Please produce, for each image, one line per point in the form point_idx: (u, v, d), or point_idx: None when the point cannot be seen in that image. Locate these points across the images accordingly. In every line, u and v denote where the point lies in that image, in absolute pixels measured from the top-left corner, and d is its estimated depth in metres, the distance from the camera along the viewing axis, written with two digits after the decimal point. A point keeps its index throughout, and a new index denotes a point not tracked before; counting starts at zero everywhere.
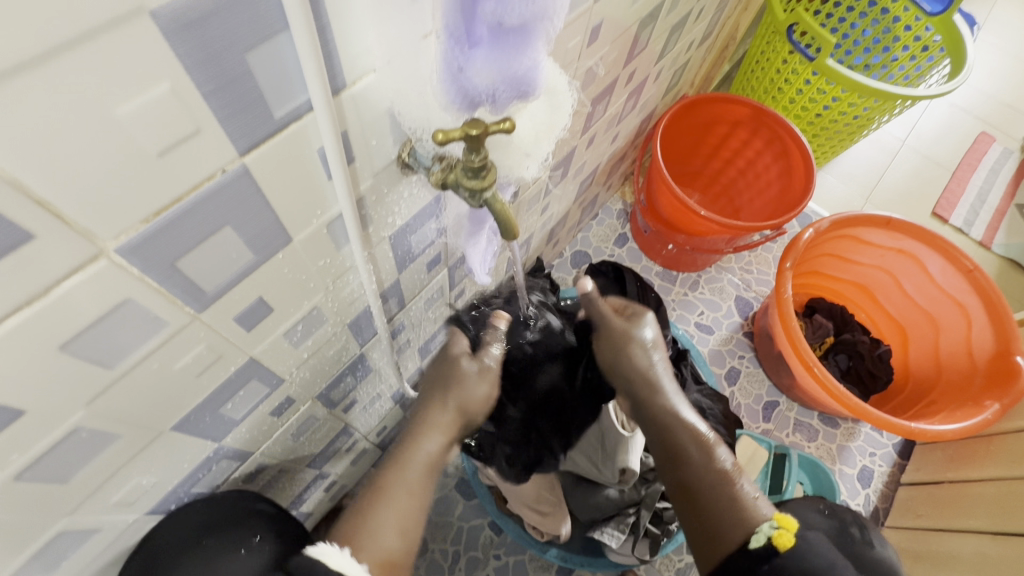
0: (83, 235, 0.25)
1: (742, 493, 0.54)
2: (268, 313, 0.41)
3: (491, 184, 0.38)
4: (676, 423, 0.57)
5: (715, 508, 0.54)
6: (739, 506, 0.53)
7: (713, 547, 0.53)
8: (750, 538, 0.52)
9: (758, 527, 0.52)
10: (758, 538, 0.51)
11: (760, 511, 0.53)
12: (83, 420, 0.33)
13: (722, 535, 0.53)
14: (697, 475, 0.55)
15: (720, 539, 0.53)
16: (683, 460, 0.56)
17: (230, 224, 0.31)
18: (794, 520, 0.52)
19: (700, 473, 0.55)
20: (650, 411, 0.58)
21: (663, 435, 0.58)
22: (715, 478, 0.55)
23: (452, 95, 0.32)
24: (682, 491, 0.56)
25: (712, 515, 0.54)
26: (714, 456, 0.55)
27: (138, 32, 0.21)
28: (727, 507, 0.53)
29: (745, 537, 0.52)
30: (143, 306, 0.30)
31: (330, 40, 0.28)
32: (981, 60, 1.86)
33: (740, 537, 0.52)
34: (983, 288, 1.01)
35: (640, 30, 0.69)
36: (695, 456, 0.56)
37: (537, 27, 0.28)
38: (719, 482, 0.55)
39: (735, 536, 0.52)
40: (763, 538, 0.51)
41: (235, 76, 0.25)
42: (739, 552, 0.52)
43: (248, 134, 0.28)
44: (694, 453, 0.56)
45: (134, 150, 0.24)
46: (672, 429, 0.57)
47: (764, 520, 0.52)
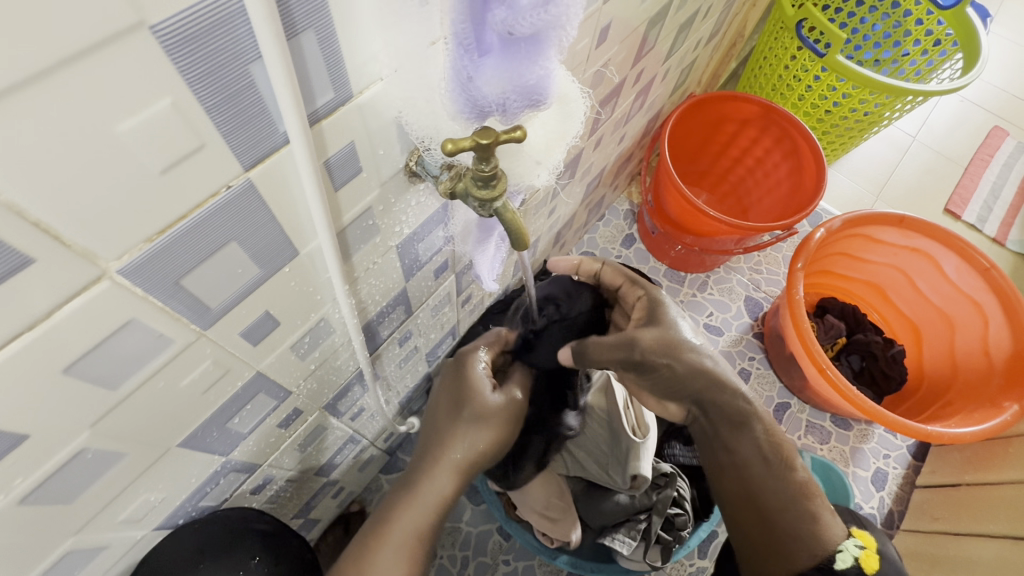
0: (83, 257, 0.24)
1: (818, 511, 0.55)
2: (275, 327, 0.40)
3: (501, 193, 0.36)
4: (751, 430, 0.59)
5: (791, 521, 0.55)
6: (817, 523, 0.55)
7: (781, 559, 0.55)
8: (835, 558, 0.52)
9: (843, 547, 0.53)
10: (844, 559, 0.52)
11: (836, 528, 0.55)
12: (88, 442, 0.32)
13: (794, 549, 0.54)
14: (768, 483, 0.57)
15: (794, 553, 0.54)
16: (752, 471, 0.58)
17: (235, 240, 0.30)
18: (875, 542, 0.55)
19: (774, 484, 0.57)
20: (723, 418, 0.60)
21: (733, 439, 0.60)
22: (794, 491, 0.56)
23: (461, 105, 0.31)
24: (746, 497, 0.58)
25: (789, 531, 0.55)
26: (793, 468, 0.57)
27: (136, 47, 0.20)
28: (799, 520, 0.55)
29: (825, 555, 0.53)
30: (148, 326, 0.29)
31: (335, 50, 0.27)
32: (993, 53, 1.83)
33: (817, 554, 0.53)
34: (999, 287, 1.00)
35: (649, 29, 0.68)
36: (766, 468, 0.58)
37: (549, 35, 0.27)
38: (797, 495, 0.56)
39: (813, 552, 0.53)
40: (849, 558, 0.52)
41: (237, 89, 0.24)
42: (817, 570, 0.52)
43: (252, 148, 0.27)
44: (765, 463, 0.58)
45: (135, 168, 0.23)
46: (744, 435, 0.59)
47: (847, 539, 0.54)
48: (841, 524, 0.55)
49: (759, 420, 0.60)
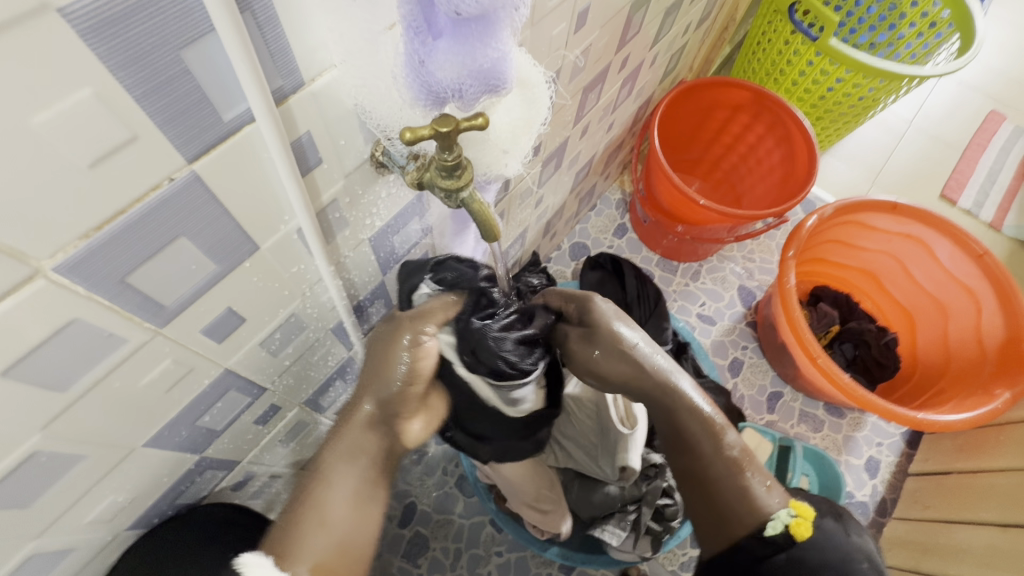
0: (13, 256, 0.23)
1: (749, 485, 0.50)
2: (240, 324, 0.39)
3: (467, 183, 0.35)
4: (683, 410, 0.52)
5: (725, 496, 0.50)
6: (748, 496, 0.50)
7: (718, 535, 0.51)
8: (764, 526, 0.48)
9: (774, 514, 0.48)
10: (774, 526, 0.48)
11: (771, 499, 0.50)
12: (40, 444, 0.31)
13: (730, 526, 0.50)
14: (706, 462, 0.51)
15: (728, 525, 0.50)
16: (690, 448, 0.52)
17: (185, 234, 0.29)
18: (811, 508, 0.49)
19: (709, 463, 0.51)
20: (664, 406, 0.53)
21: (670, 420, 0.53)
22: (727, 464, 0.51)
23: (416, 91, 0.30)
24: (689, 478, 0.53)
25: (723, 505, 0.51)
26: (724, 443, 0.51)
27: (45, 32, 0.18)
28: (735, 495, 0.50)
29: (755, 526, 0.49)
30: (94, 324, 0.28)
31: (277, 34, 0.26)
32: (991, 35, 1.80)
33: (749, 525, 0.49)
34: (993, 274, 0.98)
35: (632, 13, 0.66)
36: (701, 443, 0.52)
37: (499, 15, 0.26)
38: (729, 470, 0.51)
39: (745, 523, 0.49)
40: (779, 527, 0.47)
41: (171, 76, 0.23)
42: (750, 539, 0.49)
43: (194, 139, 0.26)
44: (700, 442, 0.52)
45: (62, 163, 0.22)
46: (675, 410, 0.53)
47: (779, 507, 0.49)
48: (778, 495, 0.50)
49: (692, 399, 0.52)
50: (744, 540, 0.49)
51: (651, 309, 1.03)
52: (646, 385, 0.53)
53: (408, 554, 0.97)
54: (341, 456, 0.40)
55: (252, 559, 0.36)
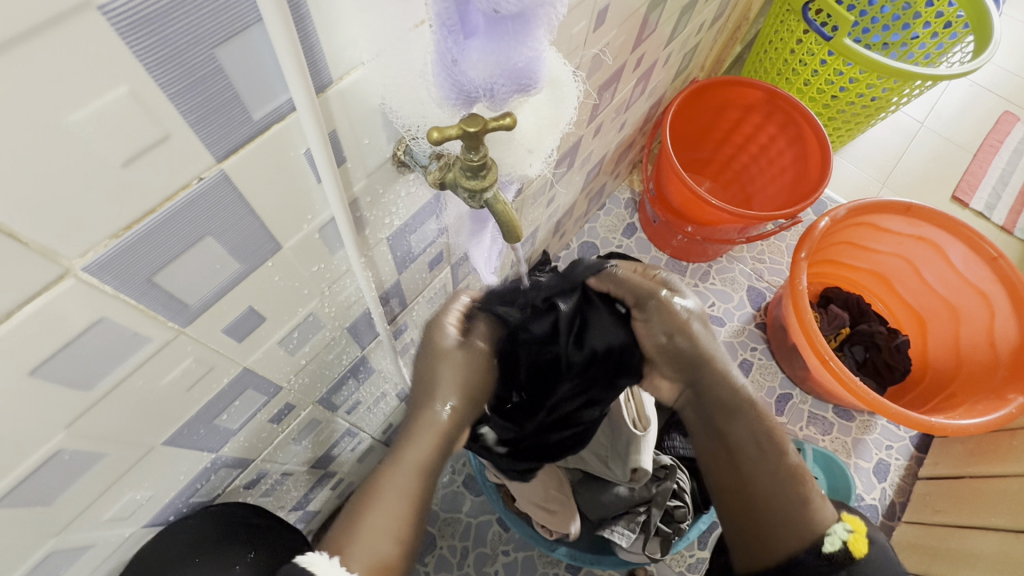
0: (45, 255, 0.23)
1: (808, 496, 0.51)
2: (260, 322, 0.39)
3: (492, 184, 0.35)
4: (743, 415, 0.54)
5: (779, 508, 0.50)
6: (805, 508, 0.50)
7: (769, 547, 0.50)
8: (822, 541, 0.48)
9: (831, 529, 0.48)
10: (832, 542, 0.48)
11: (827, 512, 0.50)
12: (65, 442, 0.31)
13: (782, 536, 0.50)
14: (762, 471, 0.52)
15: (781, 537, 0.50)
16: (743, 456, 0.53)
17: (211, 233, 0.29)
18: (864, 524, 0.50)
19: (767, 472, 0.51)
20: (718, 401, 0.55)
21: (727, 424, 0.54)
22: (784, 474, 0.51)
23: (446, 90, 0.29)
24: (739, 486, 0.53)
25: (775, 514, 0.50)
26: (784, 453, 0.52)
27: (84, 29, 0.18)
28: (790, 506, 0.50)
29: (813, 541, 0.48)
30: (121, 323, 0.28)
31: (309, 32, 0.25)
32: (1005, 36, 1.78)
33: (806, 539, 0.49)
34: (1007, 277, 0.98)
35: (649, 12, 0.65)
36: (758, 454, 0.52)
37: (536, 13, 0.26)
38: (785, 481, 0.51)
39: (800, 536, 0.49)
40: (837, 542, 0.48)
41: (205, 74, 0.23)
42: (805, 554, 0.48)
43: (224, 138, 0.25)
44: (756, 449, 0.52)
45: (95, 162, 0.22)
46: (732, 414, 0.54)
47: (835, 522, 0.49)
48: (831, 508, 0.51)
49: (754, 406, 0.54)
50: (801, 554, 0.48)
51: None
52: (705, 376, 0.55)
53: None
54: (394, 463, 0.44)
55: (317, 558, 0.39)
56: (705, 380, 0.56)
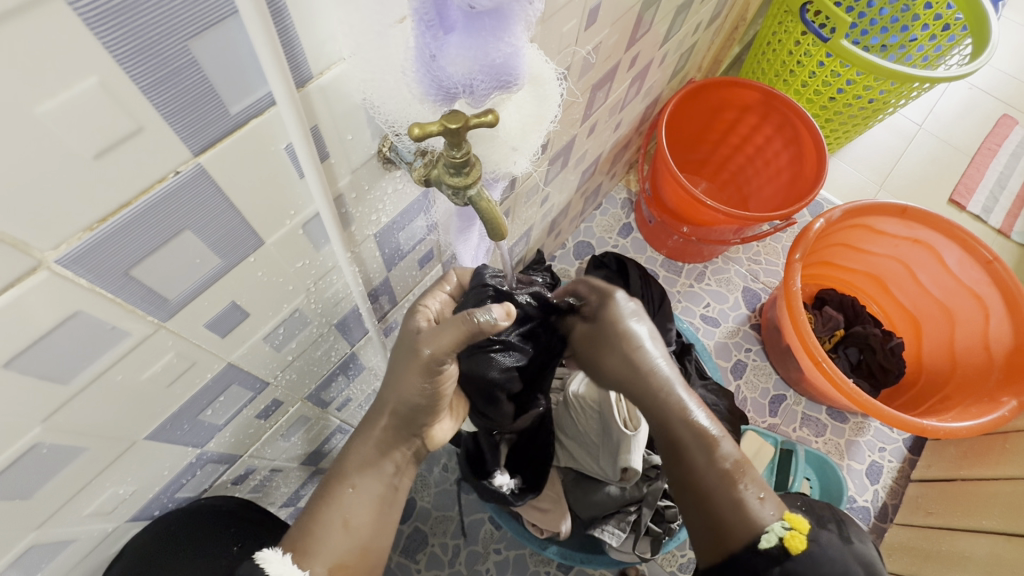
0: (18, 248, 0.23)
1: (743, 497, 0.50)
2: (244, 318, 0.39)
3: (475, 180, 0.35)
4: (677, 420, 0.53)
5: (721, 507, 0.50)
6: (743, 508, 0.49)
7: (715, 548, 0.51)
8: (758, 538, 0.48)
9: (768, 527, 0.48)
10: (769, 538, 0.47)
11: (766, 511, 0.49)
12: (43, 435, 0.31)
13: (726, 534, 0.50)
14: (699, 472, 0.52)
15: (722, 537, 0.50)
16: (685, 459, 0.53)
17: (190, 228, 0.29)
18: (807, 521, 0.48)
19: (704, 472, 0.51)
20: (656, 411, 0.54)
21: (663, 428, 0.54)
22: (720, 475, 0.51)
23: (427, 86, 0.29)
24: (684, 488, 0.53)
25: (716, 515, 0.50)
26: (720, 453, 0.51)
27: (51, 19, 0.18)
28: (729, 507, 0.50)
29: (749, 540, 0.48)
30: (99, 317, 0.28)
31: (287, 27, 0.25)
32: (1005, 39, 1.78)
33: (744, 539, 0.49)
34: (1001, 280, 0.98)
35: (643, 11, 0.65)
36: (700, 457, 0.52)
37: (513, 9, 0.25)
38: (723, 481, 0.51)
39: (740, 536, 0.49)
40: (773, 539, 0.47)
41: (178, 67, 0.23)
42: (746, 552, 0.48)
43: (200, 131, 0.25)
44: (693, 451, 0.52)
45: (64, 154, 0.22)
46: (665, 418, 0.54)
47: (773, 520, 0.48)
48: (773, 507, 0.50)
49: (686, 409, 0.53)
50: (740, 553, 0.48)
51: (655, 309, 1.03)
52: (645, 388, 0.54)
53: (407, 549, 0.97)
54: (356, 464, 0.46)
55: (272, 556, 0.40)
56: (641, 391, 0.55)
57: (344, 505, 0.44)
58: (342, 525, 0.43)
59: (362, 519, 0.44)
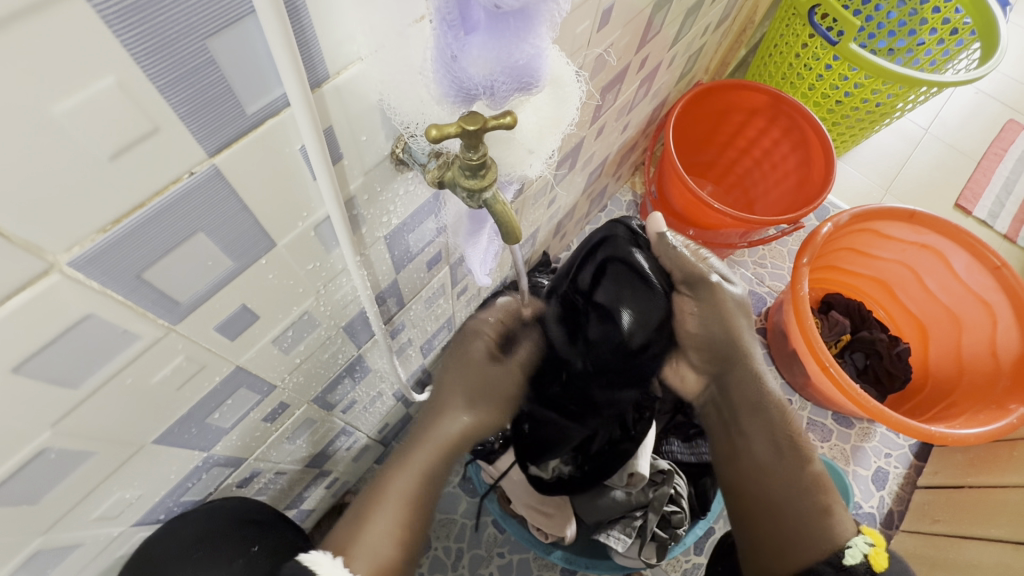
0: (29, 250, 0.22)
1: (828, 505, 0.57)
2: (253, 321, 0.38)
3: (491, 183, 0.34)
4: (778, 418, 0.61)
5: (803, 515, 0.57)
6: (826, 517, 0.56)
7: (789, 557, 0.56)
8: (844, 553, 0.53)
9: (852, 542, 0.54)
10: (854, 555, 0.53)
11: (847, 524, 0.56)
12: (50, 441, 0.31)
13: (805, 542, 0.55)
14: (786, 475, 0.58)
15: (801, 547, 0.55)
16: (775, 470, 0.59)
17: (203, 230, 0.28)
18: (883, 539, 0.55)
19: (791, 477, 0.58)
20: (746, 398, 0.62)
21: (761, 424, 0.61)
22: (807, 484, 0.58)
23: (446, 88, 0.29)
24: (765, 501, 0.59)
25: (797, 520, 0.57)
26: (807, 468, 0.59)
27: (69, 16, 0.18)
28: (811, 512, 0.56)
29: (834, 550, 0.54)
30: (109, 320, 0.27)
31: (305, 26, 0.25)
32: (1012, 44, 1.77)
33: (826, 551, 0.54)
34: (1009, 286, 0.97)
35: (654, 13, 0.64)
36: (789, 460, 0.59)
37: (538, 11, 0.25)
38: (809, 493, 0.58)
39: (822, 543, 0.55)
40: (858, 555, 0.53)
41: (195, 66, 0.22)
42: (828, 563, 0.53)
43: (216, 132, 0.25)
44: (785, 466, 0.59)
45: (79, 155, 0.21)
46: (766, 417, 0.61)
47: (855, 536, 0.55)
48: (848, 523, 0.57)
49: (783, 411, 0.61)
50: (822, 565, 0.53)
51: None
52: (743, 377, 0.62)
53: None
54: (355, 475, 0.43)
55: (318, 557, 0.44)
56: (734, 377, 0.62)
57: (391, 510, 0.47)
58: (390, 536, 0.46)
59: (400, 529, 0.47)
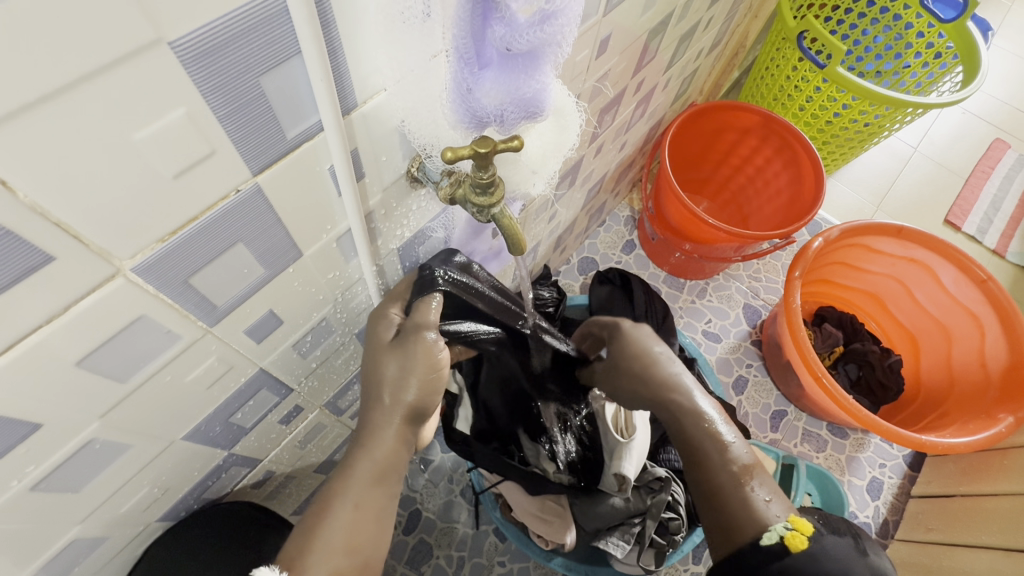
0: (101, 256, 0.25)
1: (754, 494, 0.49)
2: (278, 325, 0.41)
3: (499, 200, 0.38)
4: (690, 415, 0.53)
5: (730, 506, 0.49)
6: (751, 504, 0.48)
7: (725, 542, 0.49)
8: (761, 535, 0.46)
9: (770, 525, 0.46)
10: (769, 536, 0.46)
11: (772, 510, 0.47)
12: (97, 432, 0.33)
13: (734, 529, 0.48)
14: (705, 465, 0.51)
15: (731, 536, 0.48)
16: (698, 460, 0.52)
17: (243, 241, 0.32)
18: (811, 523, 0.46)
19: (713, 467, 0.50)
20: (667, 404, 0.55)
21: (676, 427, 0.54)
22: (729, 474, 0.50)
23: (460, 114, 0.32)
24: (699, 490, 0.52)
25: (725, 512, 0.49)
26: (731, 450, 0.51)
27: (154, 60, 0.21)
28: (737, 500, 0.49)
29: (755, 535, 0.47)
30: (158, 321, 0.31)
31: (340, 63, 0.29)
32: (996, 66, 1.84)
33: (749, 533, 0.47)
34: (996, 299, 1.00)
35: (649, 40, 0.69)
36: (712, 453, 0.51)
37: (543, 51, 0.29)
38: (735, 478, 0.50)
39: (746, 531, 0.47)
40: (774, 537, 0.45)
41: (249, 99, 0.25)
42: (749, 547, 0.46)
43: (261, 154, 0.28)
44: (703, 449, 0.51)
45: (150, 174, 0.24)
46: (681, 419, 0.53)
47: (777, 519, 0.47)
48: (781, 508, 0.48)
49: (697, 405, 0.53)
50: (744, 548, 0.47)
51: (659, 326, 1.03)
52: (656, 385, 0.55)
53: (412, 561, 0.98)
54: (350, 474, 0.43)
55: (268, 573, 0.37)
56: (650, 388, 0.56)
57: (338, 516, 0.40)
58: (345, 547, 0.40)
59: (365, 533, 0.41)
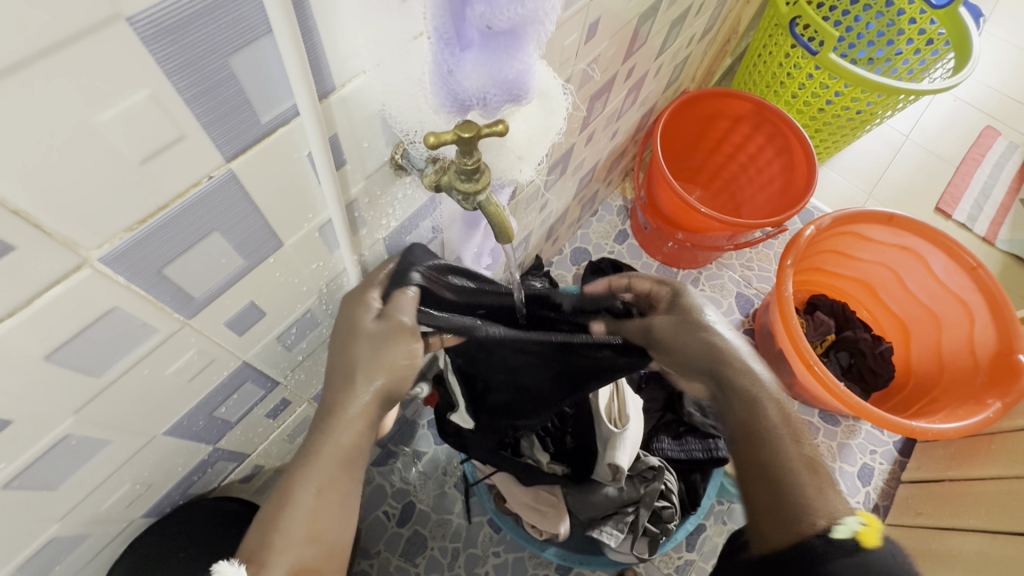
0: (66, 245, 0.24)
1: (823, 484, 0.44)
2: (260, 317, 0.40)
3: (485, 186, 0.37)
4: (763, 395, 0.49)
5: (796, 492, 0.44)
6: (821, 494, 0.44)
7: (780, 529, 0.43)
8: (831, 528, 0.41)
9: (841, 520, 0.41)
10: (842, 529, 0.40)
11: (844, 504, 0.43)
12: (73, 428, 0.33)
13: (797, 516, 0.43)
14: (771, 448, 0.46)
15: (792, 524, 0.43)
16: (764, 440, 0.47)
17: (218, 230, 0.31)
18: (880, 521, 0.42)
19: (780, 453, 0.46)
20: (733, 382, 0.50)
21: (745, 407, 0.49)
22: (799, 462, 0.45)
23: (442, 97, 0.31)
24: (758, 473, 0.46)
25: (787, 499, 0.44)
26: (803, 441, 0.47)
27: (113, 38, 0.20)
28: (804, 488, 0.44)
29: (823, 526, 0.42)
30: (131, 313, 0.30)
31: (315, 44, 0.28)
32: (987, 53, 1.84)
33: (818, 525, 0.42)
34: (986, 286, 1.00)
35: (640, 25, 0.67)
36: (783, 438, 0.46)
37: (526, 30, 0.28)
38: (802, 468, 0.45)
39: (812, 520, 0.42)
40: (847, 530, 0.40)
41: (218, 80, 0.24)
42: (816, 540, 0.41)
43: (234, 139, 0.27)
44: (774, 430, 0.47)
45: (115, 159, 0.23)
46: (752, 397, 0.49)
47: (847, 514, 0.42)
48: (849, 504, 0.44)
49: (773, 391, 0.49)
50: (811, 539, 0.41)
51: None
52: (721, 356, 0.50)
53: (406, 553, 0.98)
54: (335, 468, 0.42)
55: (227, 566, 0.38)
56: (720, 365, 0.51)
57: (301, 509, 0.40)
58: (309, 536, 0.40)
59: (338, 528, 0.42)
